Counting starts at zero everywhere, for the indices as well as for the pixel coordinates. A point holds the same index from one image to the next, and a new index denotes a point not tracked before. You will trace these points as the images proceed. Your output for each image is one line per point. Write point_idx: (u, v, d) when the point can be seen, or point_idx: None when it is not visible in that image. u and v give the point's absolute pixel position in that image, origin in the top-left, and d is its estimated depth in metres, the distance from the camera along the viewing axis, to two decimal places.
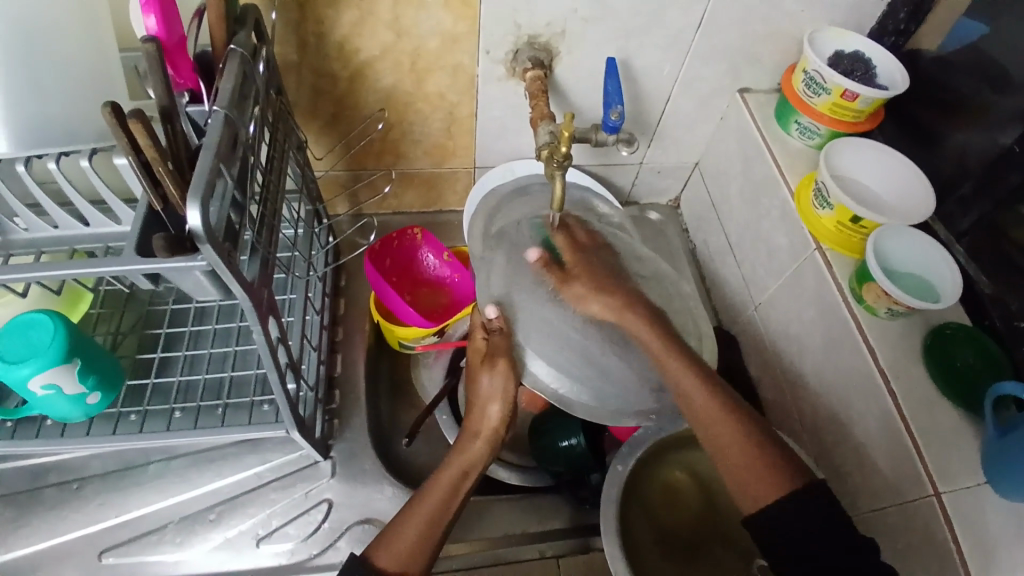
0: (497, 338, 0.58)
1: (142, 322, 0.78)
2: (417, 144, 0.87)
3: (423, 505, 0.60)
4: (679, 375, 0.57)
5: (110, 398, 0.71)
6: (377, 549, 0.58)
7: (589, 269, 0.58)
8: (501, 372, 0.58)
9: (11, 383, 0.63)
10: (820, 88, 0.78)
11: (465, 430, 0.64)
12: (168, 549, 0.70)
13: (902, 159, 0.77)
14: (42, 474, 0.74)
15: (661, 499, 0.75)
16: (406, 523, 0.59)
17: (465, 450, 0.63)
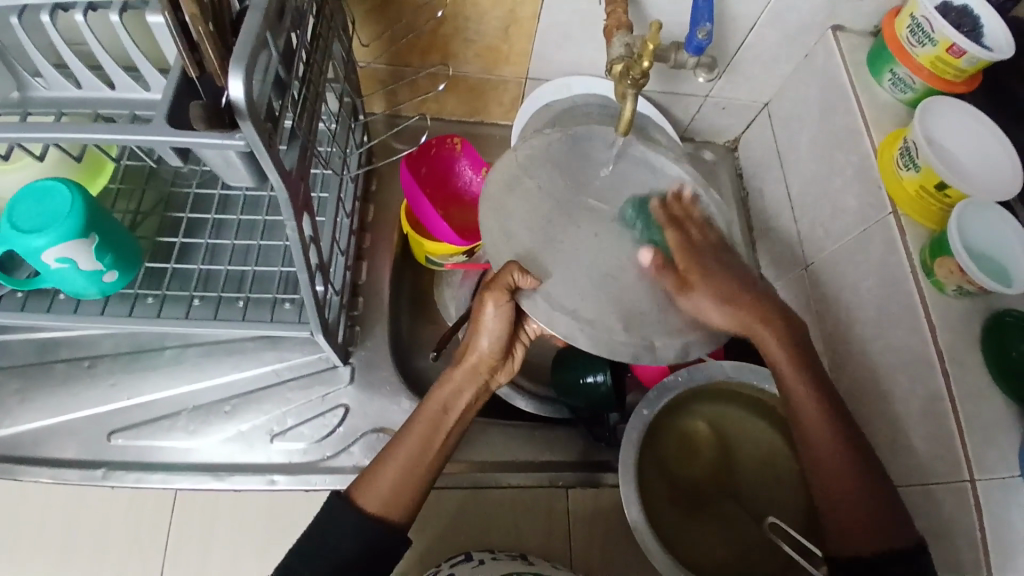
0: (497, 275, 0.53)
1: (162, 204, 0.73)
2: (469, 43, 0.79)
3: (408, 443, 0.60)
4: (763, 339, 0.59)
5: (128, 278, 0.68)
6: (359, 487, 0.59)
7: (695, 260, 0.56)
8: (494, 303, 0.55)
9: (24, 253, 0.60)
10: (927, 38, 0.69)
11: (450, 361, 0.63)
12: (180, 436, 0.69)
13: (997, 131, 0.71)
14: (52, 349, 0.72)
15: (679, 447, 0.74)
16: (390, 464, 0.59)
17: (446, 384, 0.62)
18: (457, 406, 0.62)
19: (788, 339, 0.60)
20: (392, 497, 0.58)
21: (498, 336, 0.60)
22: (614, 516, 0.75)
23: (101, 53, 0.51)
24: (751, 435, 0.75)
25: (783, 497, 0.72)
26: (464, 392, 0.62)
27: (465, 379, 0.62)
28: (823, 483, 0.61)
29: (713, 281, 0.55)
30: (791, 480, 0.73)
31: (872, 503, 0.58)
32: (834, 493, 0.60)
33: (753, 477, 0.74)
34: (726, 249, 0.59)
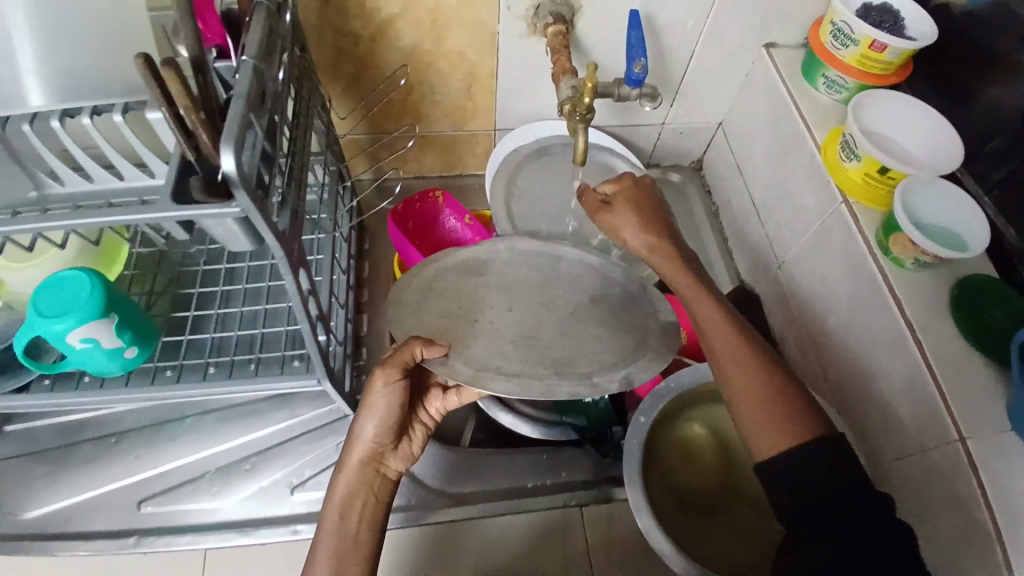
0: (395, 356, 0.57)
1: (174, 283, 0.80)
2: (437, 105, 0.87)
3: (321, 549, 0.58)
4: (679, 283, 0.61)
5: (146, 352, 0.73)
6: None
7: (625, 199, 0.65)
8: (386, 389, 0.59)
9: (49, 336, 0.65)
10: (849, 40, 0.76)
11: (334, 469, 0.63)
12: (204, 497, 0.72)
13: (929, 112, 0.76)
14: (82, 429, 0.77)
15: (683, 453, 0.76)
16: (319, 558, 0.58)
17: (336, 490, 0.61)
18: (359, 500, 0.61)
19: (711, 296, 0.60)
20: None
21: (385, 422, 0.61)
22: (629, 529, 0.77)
23: (109, 151, 0.58)
24: None
25: None
26: (364, 485, 0.61)
27: (360, 474, 0.61)
28: (739, 404, 0.56)
29: (630, 211, 0.64)
30: None
31: (798, 424, 0.54)
32: (771, 403, 0.55)
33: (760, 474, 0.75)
34: (669, 212, 0.66)
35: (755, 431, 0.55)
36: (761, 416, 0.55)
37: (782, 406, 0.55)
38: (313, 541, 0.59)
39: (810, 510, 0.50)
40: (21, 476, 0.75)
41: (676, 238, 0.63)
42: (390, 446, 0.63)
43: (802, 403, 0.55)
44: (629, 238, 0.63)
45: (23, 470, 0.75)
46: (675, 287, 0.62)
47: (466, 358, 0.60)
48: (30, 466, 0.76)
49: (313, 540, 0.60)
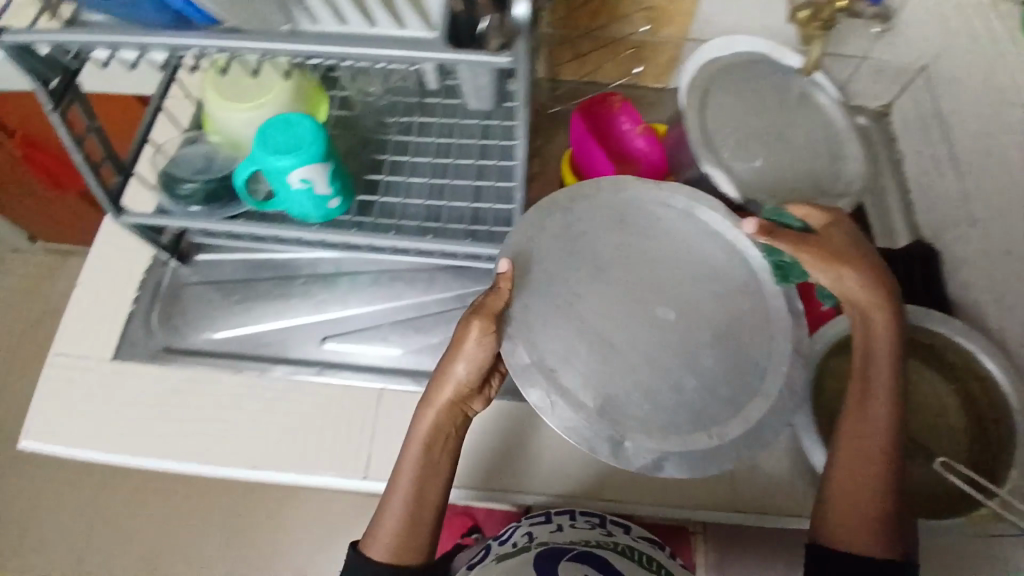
0: (493, 298, 0.65)
1: (366, 146, 0.84)
2: (636, 6, 0.85)
3: (406, 472, 0.68)
4: (846, 285, 0.66)
5: (345, 205, 0.78)
6: (371, 534, 0.70)
7: (842, 236, 0.68)
8: (477, 336, 0.64)
9: (272, 173, 0.70)
10: None
11: (420, 402, 0.69)
12: (383, 342, 0.81)
13: None
14: (280, 267, 0.86)
15: (846, 386, 0.77)
16: (391, 506, 0.69)
17: (421, 423, 0.68)
18: (438, 442, 0.69)
19: (886, 312, 0.66)
20: (397, 549, 0.69)
21: (477, 368, 0.66)
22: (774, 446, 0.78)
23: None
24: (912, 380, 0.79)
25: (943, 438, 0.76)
26: (437, 430, 0.68)
27: (439, 412, 0.68)
28: (850, 439, 0.66)
29: (825, 250, 0.66)
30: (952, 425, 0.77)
31: (887, 504, 0.65)
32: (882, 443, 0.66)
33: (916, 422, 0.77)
34: (866, 240, 0.68)
35: (869, 480, 0.65)
36: (866, 496, 0.65)
37: (882, 482, 0.65)
38: (388, 490, 0.69)
39: (847, 561, 0.64)
40: (224, 298, 0.85)
41: (891, 295, 0.67)
42: (473, 391, 0.69)
43: (893, 454, 0.65)
44: (816, 272, 0.66)
45: (225, 292, 0.85)
46: (844, 292, 0.67)
47: (566, 344, 0.64)
48: (231, 292, 0.85)
49: (387, 489, 0.70)
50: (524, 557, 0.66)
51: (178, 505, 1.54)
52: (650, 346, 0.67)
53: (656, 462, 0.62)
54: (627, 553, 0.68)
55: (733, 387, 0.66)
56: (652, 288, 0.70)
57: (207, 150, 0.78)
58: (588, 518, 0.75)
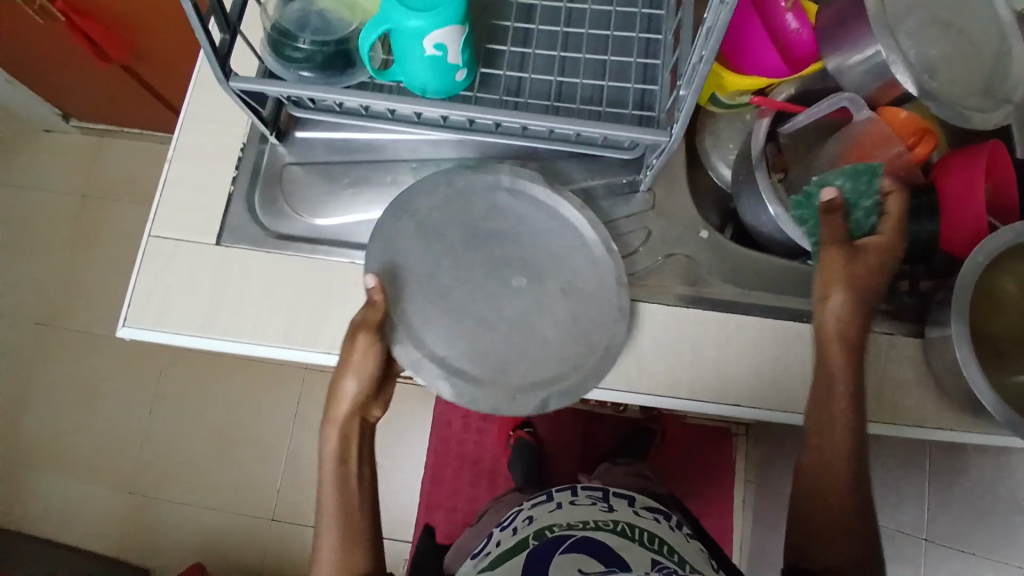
0: (371, 309, 0.66)
1: (489, 12, 0.74)
2: None
3: (330, 507, 0.69)
4: (828, 270, 0.65)
5: (469, 80, 0.69)
6: (318, 562, 0.69)
7: (840, 230, 0.66)
8: (361, 349, 0.66)
9: (405, 35, 0.61)
10: None
11: (323, 421, 0.69)
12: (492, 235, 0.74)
13: None
14: (382, 150, 0.79)
15: (990, 302, 0.72)
16: (325, 552, 0.68)
17: (328, 441, 0.69)
18: (349, 455, 0.70)
19: (853, 279, 0.64)
20: (342, 563, 0.68)
21: (367, 382, 0.67)
22: (905, 357, 0.73)
23: None
24: None
25: None
26: (337, 443, 0.69)
27: (339, 424, 0.69)
28: (832, 465, 0.65)
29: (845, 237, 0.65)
30: None
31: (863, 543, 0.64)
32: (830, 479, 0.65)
33: None
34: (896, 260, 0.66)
35: (833, 518, 0.64)
36: (842, 516, 0.64)
37: (848, 520, 0.64)
38: (318, 510, 0.69)
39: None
40: (325, 180, 0.78)
41: (852, 266, 0.65)
42: (372, 399, 0.70)
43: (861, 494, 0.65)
44: (857, 268, 0.65)
45: (326, 175, 0.78)
46: (823, 277, 0.66)
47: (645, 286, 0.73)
48: (334, 174, 0.79)
49: (318, 509, 0.69)
50: (518, 559, 0.63)
51: (238, 385, 1.57)
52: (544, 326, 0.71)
53: (542, 402, 0.68)
54: (628, 533, 0.66)
55: (581, 343, 0.70)
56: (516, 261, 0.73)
57: (306, 6, 0.69)
58: (591, 493, 0.76)
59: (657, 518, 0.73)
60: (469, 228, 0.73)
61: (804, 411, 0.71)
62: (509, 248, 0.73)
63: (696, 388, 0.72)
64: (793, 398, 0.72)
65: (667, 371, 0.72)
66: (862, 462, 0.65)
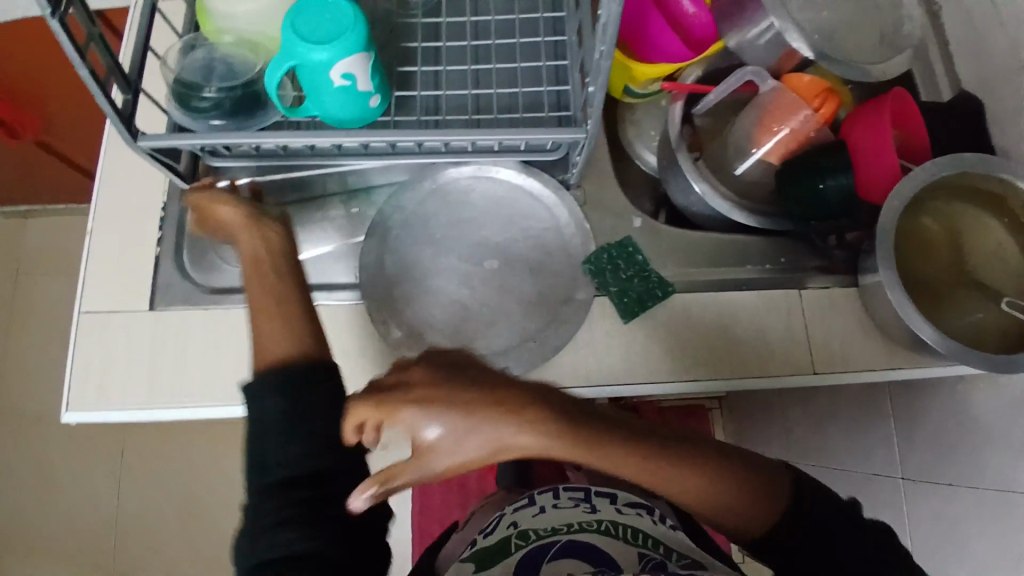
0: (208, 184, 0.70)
1: (396, 34, 0.75)
2: None
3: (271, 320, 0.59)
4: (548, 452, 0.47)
5: (385, 105, 0.69)
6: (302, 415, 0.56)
7: (459, 392, 0.44)
8: (222, 201, 0.67)
9: (311, 68, 0.61)
10: None
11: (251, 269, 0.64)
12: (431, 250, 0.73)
13: None
14: (305, 187, 0.78)
15: (910, 243, 0.76)
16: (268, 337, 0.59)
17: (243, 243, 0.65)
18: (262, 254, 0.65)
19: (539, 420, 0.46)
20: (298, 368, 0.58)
21: (253, 229, 0.66)
22: (847, 307, 0.75)
23: None
24: (978, 229, 0.76)
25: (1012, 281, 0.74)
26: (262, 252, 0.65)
27: (251, 255, 0.65)
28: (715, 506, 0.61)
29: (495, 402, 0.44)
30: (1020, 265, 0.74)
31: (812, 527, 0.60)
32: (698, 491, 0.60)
33: (985, 269, 0.75)
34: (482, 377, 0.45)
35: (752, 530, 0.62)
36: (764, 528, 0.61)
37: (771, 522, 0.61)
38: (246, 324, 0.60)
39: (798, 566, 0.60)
40: None
41: (505, 398, 0.45)
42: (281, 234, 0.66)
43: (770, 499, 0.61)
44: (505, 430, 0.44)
45: None
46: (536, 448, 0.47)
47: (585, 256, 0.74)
48: None
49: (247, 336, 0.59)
50: (508, 561, 0.62)
51: (204, 449, 1.51)
52: (506, 302, 0.72)
53: (502, 371, 0.69)
54: (613, 530, 0.66)
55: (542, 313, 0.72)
56: (470, 245, 0.74)
57: (209, 54, 0.69)
58: (572, 493, 0.73)
59: (641, 512, 0.71)
60: (410, 253, 0.73)
61: (762, 375, 0.73)
62: (484, 236, 0.74)
63: (659, 371, 0.71)
64: (750, 365, 0.73)
65: (625, 360, 0.72)
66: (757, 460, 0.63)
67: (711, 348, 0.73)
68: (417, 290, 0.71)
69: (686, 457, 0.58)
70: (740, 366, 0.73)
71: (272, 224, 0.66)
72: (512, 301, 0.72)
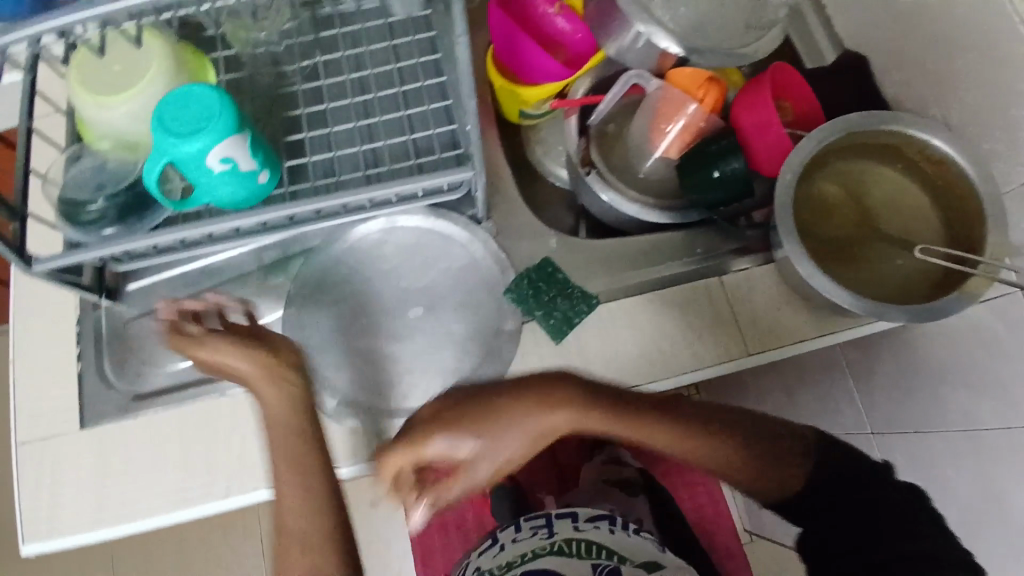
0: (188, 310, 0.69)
1: (277, 104, 0.73)
2: None
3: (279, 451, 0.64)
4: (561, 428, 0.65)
5: (277, 177, 0.69)
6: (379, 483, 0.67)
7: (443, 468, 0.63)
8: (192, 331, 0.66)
9: (189, 159, 0.60)
10: None
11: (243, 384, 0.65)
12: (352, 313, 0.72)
13: None
14: (216, 272, 0.77)
15: (815, 209, 0.78)
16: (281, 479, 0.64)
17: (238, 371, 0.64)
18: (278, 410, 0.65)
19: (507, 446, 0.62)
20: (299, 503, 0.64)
21: (254, 351, 0.64)
22: (766, 285, 0.77)
23: None
24: (876, 184, 0.78)
25: (918, 228, 0.77)
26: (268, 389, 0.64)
27: (260, 377, 0.64)
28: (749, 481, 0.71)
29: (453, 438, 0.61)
30: (923, 211, 0.77)
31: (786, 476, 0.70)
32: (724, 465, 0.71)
33: (890, 222, 0.78)
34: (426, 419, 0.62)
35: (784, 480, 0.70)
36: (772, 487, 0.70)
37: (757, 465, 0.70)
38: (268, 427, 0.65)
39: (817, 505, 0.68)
40: None
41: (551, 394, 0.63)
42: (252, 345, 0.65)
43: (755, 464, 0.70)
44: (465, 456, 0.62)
45: (167, 317, 0.75)
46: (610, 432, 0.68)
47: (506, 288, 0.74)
48: None
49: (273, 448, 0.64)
50: None
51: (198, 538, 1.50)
52: (434, 350, 0.71)
53: None
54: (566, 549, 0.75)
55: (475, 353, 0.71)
56: (389, 299, 0.72)
57: (95, 162, 0.68)
58: (535, 521, 0.82)
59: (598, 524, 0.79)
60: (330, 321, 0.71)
61: (693, 371, 0.73)
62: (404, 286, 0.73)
63: (596, 386, 0.72)
64: (683, 362, 0.73)
65: None
66: (760, 462, 0.70)
67: (643, 353, 0.73)
68: (344, 354, 0.70)
69: (667, 433, 0.68)
70: (671, 366, 0.73)
71: (292, 353, 0.66)
72: (441, 344, 0.71)
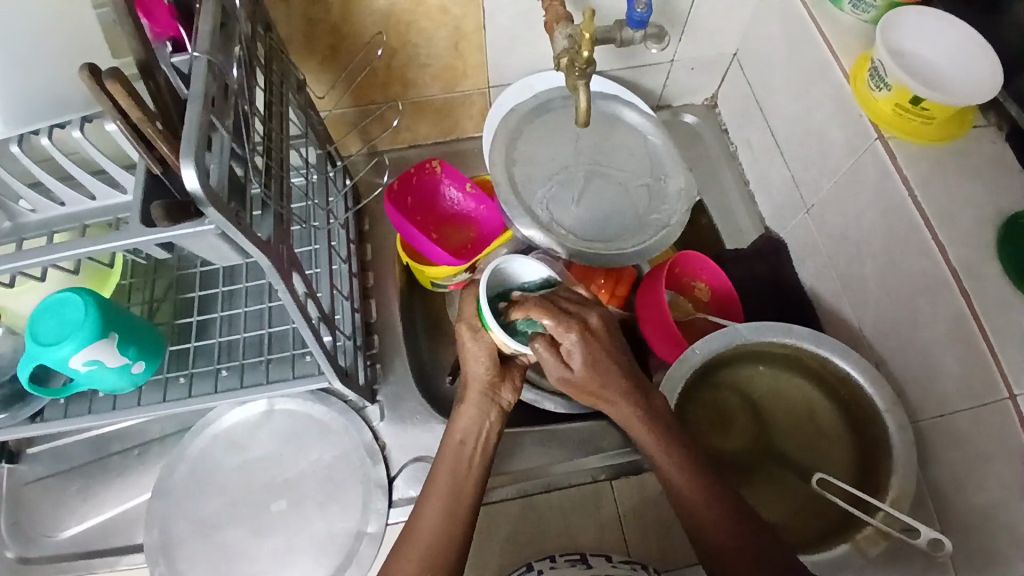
0: None
1: (174, 287, 0.76)
2: (423, 68, 0.80)
3: None
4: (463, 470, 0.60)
5: (154, 365, 0.70)
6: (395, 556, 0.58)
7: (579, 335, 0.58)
8: None
9: (52, 364, 0.61)
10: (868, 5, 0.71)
11: None
12: (222, 499, 0.75)
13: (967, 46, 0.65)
14: (104, 444, 0.79)
15: (710, 421, 0.74)
16: None
17: None
18: None
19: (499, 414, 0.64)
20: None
21: None
22: (648, 499, 0.76)
23: (53, 172, 0.53)
24: (779, 393, 0.75)
25: (822, 445, 0.72)
26: None
27: None
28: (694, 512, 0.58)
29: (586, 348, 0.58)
30: (832, 428, 0.73)
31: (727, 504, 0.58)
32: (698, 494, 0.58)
33: (794, 434, 0.74)
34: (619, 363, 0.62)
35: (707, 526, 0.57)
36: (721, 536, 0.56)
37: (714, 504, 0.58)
38: None
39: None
40: (59, 494, 0.77)
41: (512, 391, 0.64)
42: None
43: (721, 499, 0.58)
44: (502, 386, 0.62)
45: (59, 488, 0.77)
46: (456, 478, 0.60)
47: (395, 483, 0.75)
48: (68, 482, 0.77)
49: None
50: None
51: None
52: (301, 543, 0.73)
53: None
54: None
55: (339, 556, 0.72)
56: (262, 491, 0.75)
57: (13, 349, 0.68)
58: None
59: None
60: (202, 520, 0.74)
61: None
62: (277, 475, 0.76)
63: None
64: None
65: None
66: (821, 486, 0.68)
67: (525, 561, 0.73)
68: (205, 544, 0.73)
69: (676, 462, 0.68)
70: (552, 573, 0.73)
71: None
72: (301, 547, 0.73)
